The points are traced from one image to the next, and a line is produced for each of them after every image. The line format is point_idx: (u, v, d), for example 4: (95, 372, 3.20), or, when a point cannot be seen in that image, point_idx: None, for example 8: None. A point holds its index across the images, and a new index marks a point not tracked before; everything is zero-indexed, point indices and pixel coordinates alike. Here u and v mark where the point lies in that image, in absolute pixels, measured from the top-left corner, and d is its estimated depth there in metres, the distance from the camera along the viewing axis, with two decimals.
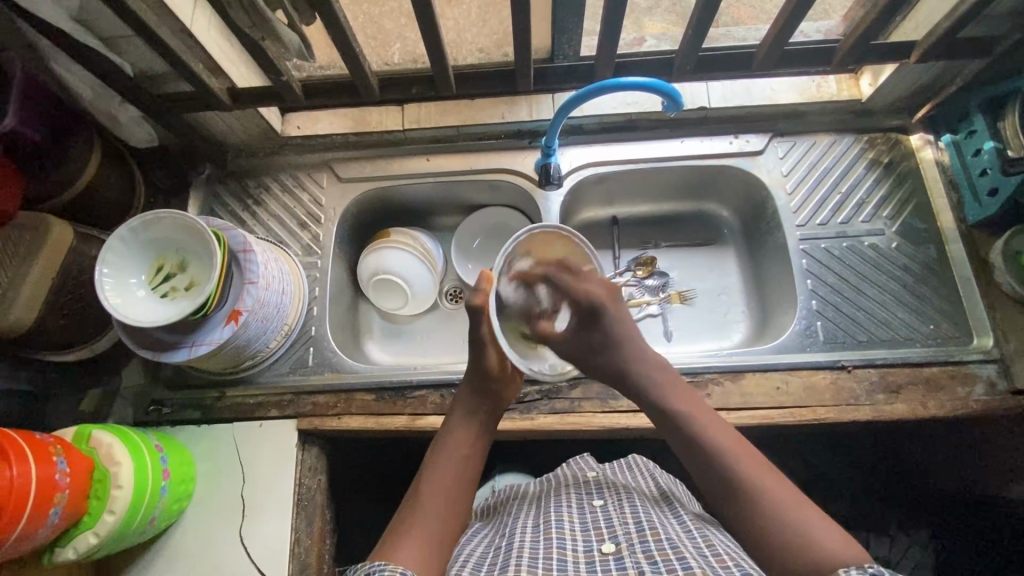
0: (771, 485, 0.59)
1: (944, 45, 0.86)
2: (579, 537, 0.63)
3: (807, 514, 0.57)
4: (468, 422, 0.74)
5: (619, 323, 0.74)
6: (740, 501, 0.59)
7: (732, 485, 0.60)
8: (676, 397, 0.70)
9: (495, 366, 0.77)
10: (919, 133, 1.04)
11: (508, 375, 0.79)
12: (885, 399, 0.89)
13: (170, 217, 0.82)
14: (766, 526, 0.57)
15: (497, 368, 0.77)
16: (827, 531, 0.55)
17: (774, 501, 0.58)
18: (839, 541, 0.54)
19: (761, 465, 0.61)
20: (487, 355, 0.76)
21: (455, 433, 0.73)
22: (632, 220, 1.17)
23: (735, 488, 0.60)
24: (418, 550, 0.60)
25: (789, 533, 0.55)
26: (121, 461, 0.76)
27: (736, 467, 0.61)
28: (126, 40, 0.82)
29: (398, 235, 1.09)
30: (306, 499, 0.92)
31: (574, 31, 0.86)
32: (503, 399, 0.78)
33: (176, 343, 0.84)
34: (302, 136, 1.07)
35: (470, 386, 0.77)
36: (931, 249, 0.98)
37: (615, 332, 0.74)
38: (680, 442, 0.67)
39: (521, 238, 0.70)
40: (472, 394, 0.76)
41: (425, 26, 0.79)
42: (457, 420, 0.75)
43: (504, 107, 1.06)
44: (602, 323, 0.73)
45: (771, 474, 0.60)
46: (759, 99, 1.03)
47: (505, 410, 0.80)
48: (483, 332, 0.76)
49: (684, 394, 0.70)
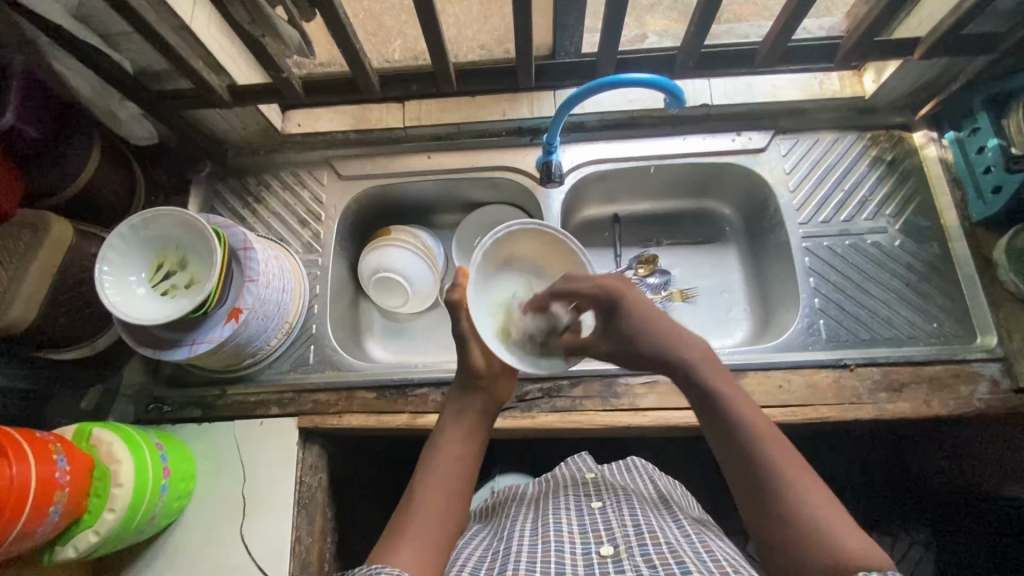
0: (798, 481, 0.57)
1: (949, 41, 0.85)
2: (577, 540, 0.63)
3: (832, 515, 0.54)
4: (459, 421, 0.74)
5: (640, 308, 0.71)
6: (763, 493, 0.57)
7: (755, 475, 0.58)
8: (718, 384, 0.65)
9: (482, 364, 0.76)
10: (922, 130, 1.03)
11: (497, 371, 0.76)
12: (887, 397, 0.89)
13: (170, 215, 0.82)
14: (787, 519, 0.55)
15: (482, 365, 0.76)
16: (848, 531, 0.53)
17: (802, 502, 0.55)
18: (862, 543, 0.52)
19: (791, 460, 0.58)
20: (470, 353, 0.75)
21: (446, 433, 0.73)
22: (633, 217, 1.17)
23: (763, 486, 0.58)
24: (416, 552, 0.59)
25: (810, 530, 0.53)
26: (121, 459, 0.76)
27: (767, 456, 0.59)
28: (125, 36, 0.82)
29: (398, 233, 1.09)
30: (307, 497, 0.91)
31: (576, 27, 0.85)
32: (495, 396, 0.76)
33: (176, 341, 0.83)
34: (303, 133, 1.06)
35: (459, 386, 0.77)
36: (934, 247, 0.97)
37: (640, 314, 0.71)
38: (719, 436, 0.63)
39: (499, 234, 0.75)
40: (463, 393, 0.76)
41: (425, 21, 0.79)
42: (450, 419, 0.74)
43: (505, 104, 1.05)
44: (622, 310, 0.71)
45: (799, 467, 0.58)
46: (760, 96, 1.02)
47: (501, 407, 0.79)
48: (463, 327, 0.75)
49: (725, 382, 0.66)
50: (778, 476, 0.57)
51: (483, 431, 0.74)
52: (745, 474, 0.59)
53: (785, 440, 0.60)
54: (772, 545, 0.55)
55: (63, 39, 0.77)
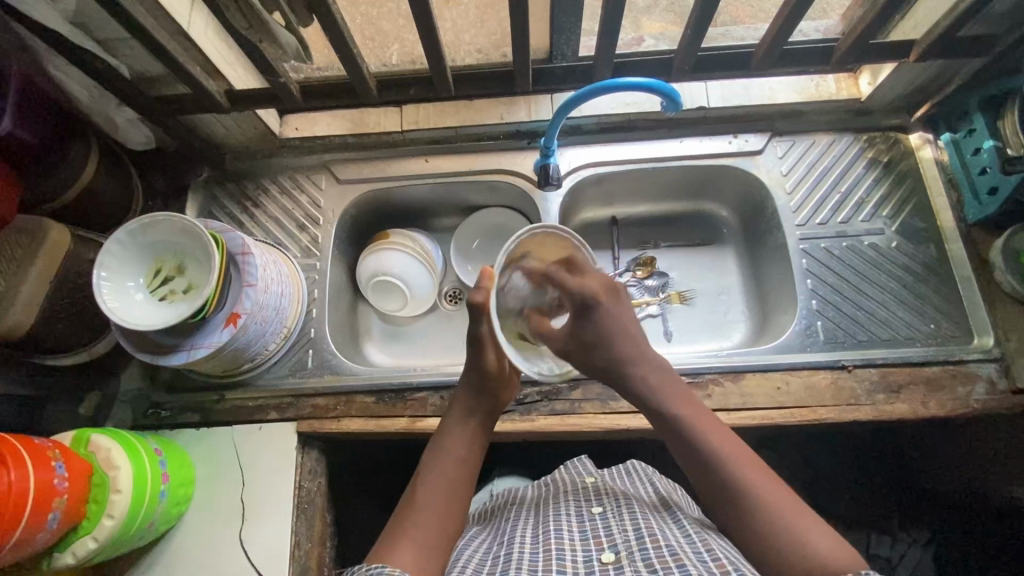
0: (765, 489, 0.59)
1: (944, 43, 0.85)
2: (579, 547, 0.63)
3: (803, 521, 0.56)
4: (465, 423, 0.74)
5: (615, 322, 0.69)
6: (743, 513, 0.59)
7: (733, 497, 0.60)
8: (674, 400, 0.67)
9: (494, 366, 0.75)
10: (918, 132, 1.04)
11: (507, 376, 0.77)
12: (885, 399, 0.89)
13: (168, 220, 0.82)
14: (761, 528, 0.57)
15: (494, 367, 0.75)
16: (823, 537, 0.55)
17: (768, 509, 0.58)
18: (832, 546, 0.54)
19: (754, 467, 0.61)
20: (485, 356, 0.74)
21: (450, 435, 0.72)
22: (631, 220, 1.17)
23: (731, 496, 0.60)
24: (415, 550, 0.60)
25: (789, 543, 0.55)
26: (120, 465, 0.75)
27: (734, 472, 0.60)
28: (122, 42, 0.82)
29: (397, 236, 1.09)
30: (306, 502, 0.91)
31: (573, 31, 0.85)
32: (500, 401, 0.77)
33: (174, 347, 0.83)
34: (300, 137, 1.07)
35: (468, 387, 0.76)
36: (930, 249, 0.98)
37: (612, 325, 0.69)
38: (684, 451, 0.64)
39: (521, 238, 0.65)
40: (468, 398, 0.75)
41: (424, 27, 0.79)
42: (453, 424, 0.74)
43: (503, 108, 1.06)
44: (592, 317, 0.68)
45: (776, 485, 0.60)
46: (758, 98, 1.03)
47: (504, 411, 0.79)
48: (484, 331, 0.74)
49: (681, 397, 0.67)
50: (753, 494, 0.59)
51: (485, 432, 0.74)
52: (722, 496, 0.60)
53: (744, 449, 0.63)
54: (751, 550, 0.58)
55: (58, 45, 0.77)
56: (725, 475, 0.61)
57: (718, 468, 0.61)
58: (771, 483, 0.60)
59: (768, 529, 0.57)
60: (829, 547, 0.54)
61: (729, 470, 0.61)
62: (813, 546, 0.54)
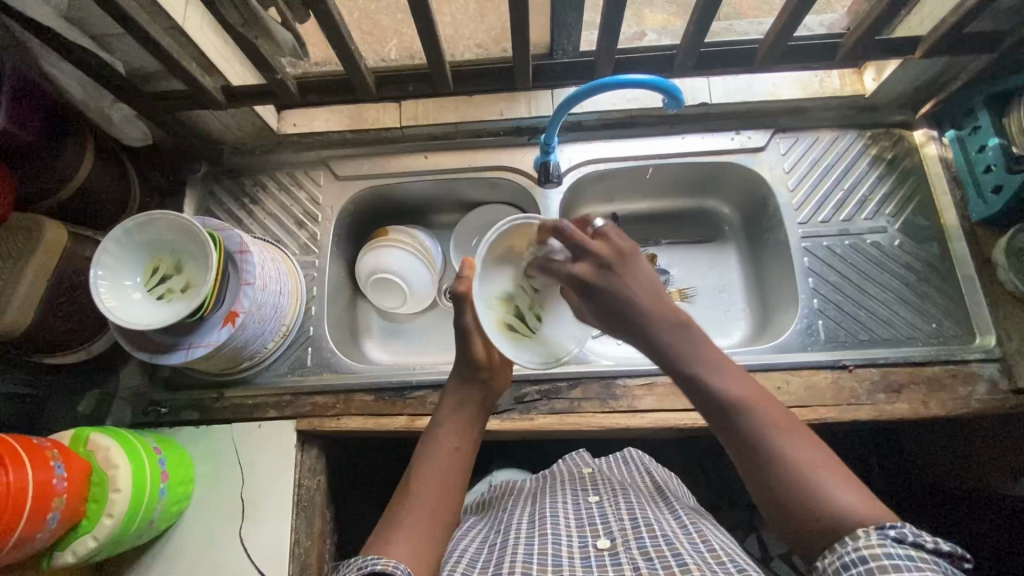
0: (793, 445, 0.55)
1: (952, 39, 0.83)
2: (574, 533, 0.63)
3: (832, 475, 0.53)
4: (457, 412, 0.73)
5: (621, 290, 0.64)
6: (770, 469, 0.55)
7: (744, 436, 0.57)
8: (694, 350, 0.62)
9: (483, 356, 0.75)
10: (923, 129, 1.03)
11: (497, 364, 0.76)
12: (885, 398, 0.89)
13: (163, 217, 0.81)
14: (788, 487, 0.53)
15: (482, 357, 0.75)
16: (852, 493, 0.52)
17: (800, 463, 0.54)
18: (861, 501, 0.51)
19: (779, 418, 0.57)
20: (474, 346, 0.74)
21: (444, 427, 0.71)
22: (632, 216, 1.16)
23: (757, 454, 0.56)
24: (410, 544, 0.58)
25: (822, 502, 0.51)
26: (118, 463, 0.75)
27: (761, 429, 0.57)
28: (116, 37, 0.80)
29: (397, 233, 1.08)
30: (306, 499, 0.91)
31: (574, 25, 0.84)
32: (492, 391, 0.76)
33: (171, 345, 0.83)
34: (300, 133, 1.05)
35: (458, 380, 0.75)
36: (933, 247, 0.97)
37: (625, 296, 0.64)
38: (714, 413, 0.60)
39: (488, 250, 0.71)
40: (461, 388, 0.74)
41: (423, 25, 0.78)
42: (447, 412, 0.73)
43: (503, 104, 1.04)
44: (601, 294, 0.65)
45: (778, 418, 0.57)
46: (760, 94, 1.01)
47: (497, 403, 0.78)
48: (468, 322, 0.74)
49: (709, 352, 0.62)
50: (776, 446, 0.55)
51: (479, 424, 0.73)
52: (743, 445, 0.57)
53: (773, 406, 0.58)
54: (778, 505, 0.54)
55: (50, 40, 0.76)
56: (747, 431, 0.57)
57: (743, 425, 0.57)
58: (753, 390, 0.60)
59: (801, 487, 0.53)
60: (855, 499, 0.51)
61: (739, 403, 0.58)
62: (842, 500, 0.51)
